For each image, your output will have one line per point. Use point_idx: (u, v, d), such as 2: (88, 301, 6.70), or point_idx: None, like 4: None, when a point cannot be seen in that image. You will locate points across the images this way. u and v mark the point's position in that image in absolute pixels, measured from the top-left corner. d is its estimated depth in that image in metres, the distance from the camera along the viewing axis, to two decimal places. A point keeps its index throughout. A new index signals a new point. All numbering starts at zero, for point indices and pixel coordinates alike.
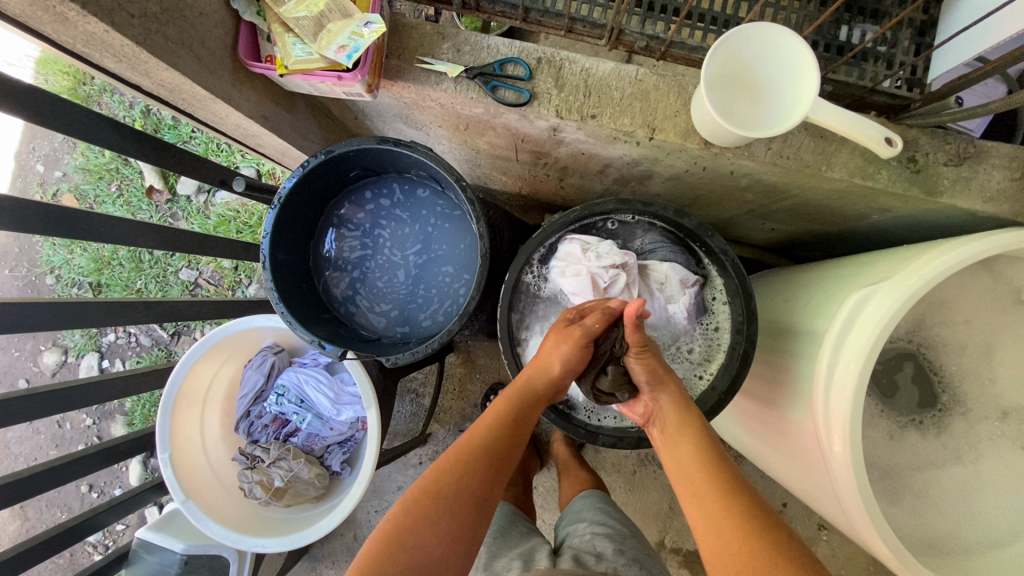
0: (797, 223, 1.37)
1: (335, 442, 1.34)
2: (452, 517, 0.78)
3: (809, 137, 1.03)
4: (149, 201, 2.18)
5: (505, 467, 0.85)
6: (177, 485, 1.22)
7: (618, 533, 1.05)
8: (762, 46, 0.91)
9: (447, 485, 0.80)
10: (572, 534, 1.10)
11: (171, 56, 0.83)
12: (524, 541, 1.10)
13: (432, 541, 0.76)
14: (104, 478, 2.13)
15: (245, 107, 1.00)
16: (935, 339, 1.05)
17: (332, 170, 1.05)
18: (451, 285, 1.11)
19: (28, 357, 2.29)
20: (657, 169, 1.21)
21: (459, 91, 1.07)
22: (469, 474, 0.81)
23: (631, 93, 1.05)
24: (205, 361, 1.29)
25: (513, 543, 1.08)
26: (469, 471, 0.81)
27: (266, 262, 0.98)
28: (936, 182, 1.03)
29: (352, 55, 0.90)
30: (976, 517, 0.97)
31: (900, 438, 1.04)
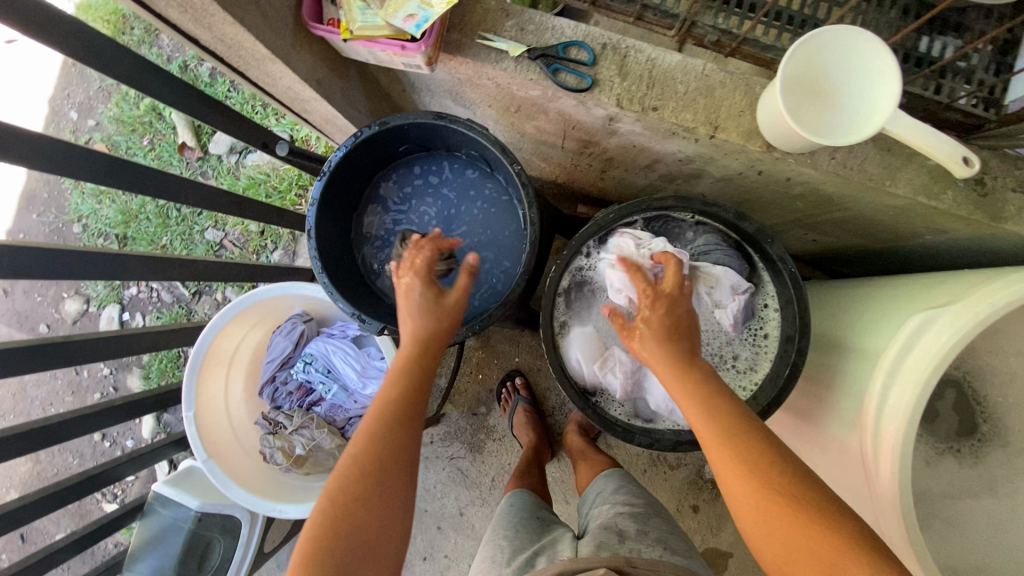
0: (842, 236, 1.35)
1: (356, 415, 1.34)
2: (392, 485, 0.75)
3: (876, 149, 1.00)
4: (179, 158, 2.17)
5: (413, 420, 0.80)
6: (200, 444, 1.23)
7: (643, 513, 1.03)
8: (840, 51, 0.88)
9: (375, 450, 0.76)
10: (596, 515, 1.09)
11: (238, 12, 0.81)
12: (546, 532, 1.09)
13: (370, 521, 0.72)
14: (117, 429, 2.16)
15: (302, 70, 0.98)
16: (983, 368, 1.03)
17: (384, 142, 1.03)
18: (493, 270, 1.09)
19: (50, 302, 2.30)
20: (709, 169, 1.18)
21: (518, 71, 1.04)
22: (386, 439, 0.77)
23: (695, 89, 1.02)
24: (235, 323, 1.29)
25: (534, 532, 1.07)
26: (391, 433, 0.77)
27: (311, 230, 0.97)
28: (1002, 208, 0.99)
29: (420, 25, 0.87)
30: (1005, 551, 0.96)
31: (937, 464, 1.03)
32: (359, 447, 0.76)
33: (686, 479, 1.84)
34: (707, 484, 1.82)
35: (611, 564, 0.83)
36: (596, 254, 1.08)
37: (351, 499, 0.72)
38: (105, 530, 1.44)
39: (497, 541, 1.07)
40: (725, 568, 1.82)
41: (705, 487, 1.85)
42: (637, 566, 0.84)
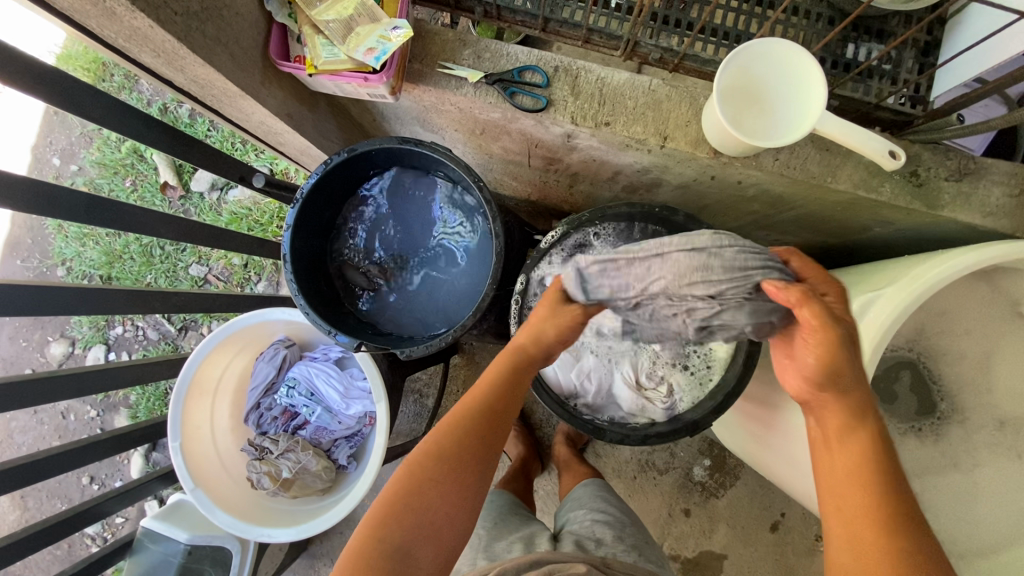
0: (800, 234, 1.41)
1: (342, 436, 1.36)
2: (456, 475, 0.81)
3: (815, 149, 1.07)
4: (162, 197, 2.22)
5: (497, 424, 0.86)
6: (187, 473, 1.24)
7: (618, 522, 1.07)
8: (768, 62, 0.96)
9: (450, 445, 0.83)
10: (570, 520, 1.12)
11: (208, 54, 0.85)
12: (524, 527, 1.11)
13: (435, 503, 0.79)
14: (106, 470, 2.14)
15: (272, 105, 1.03)
16: (934, 348, 1.08)
17: (353, 168, 1.08)
18: (465, 285, 1.14)
19: (35, 347, 2.31)
20: (666, 178, 1.25)
21: (478, 96, 1.11)
22: (466, 434, 0.84)
23: (644, 103, 1.09)
24: (218, 351, 1.31)
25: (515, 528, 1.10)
26: (465, 431, 0.84)
27: (287, 254, 1.01)
28: (937, 196, 1.06)
29: (380, 57, 0.93)
30: (972, 524, 1.00)
31: (899, 444, 1.07)
32: (426, 451, 0.82)
33: (676, 483, 1.86)
34: (696, 487, 1.85)
35: (590, 562, 0.88)
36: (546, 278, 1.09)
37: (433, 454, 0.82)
38: (92, 572, 1.42)
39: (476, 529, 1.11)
40: (720, 571, 1.83)
41: (695, 490, 1.87)
42: (613, 568, 0.89)
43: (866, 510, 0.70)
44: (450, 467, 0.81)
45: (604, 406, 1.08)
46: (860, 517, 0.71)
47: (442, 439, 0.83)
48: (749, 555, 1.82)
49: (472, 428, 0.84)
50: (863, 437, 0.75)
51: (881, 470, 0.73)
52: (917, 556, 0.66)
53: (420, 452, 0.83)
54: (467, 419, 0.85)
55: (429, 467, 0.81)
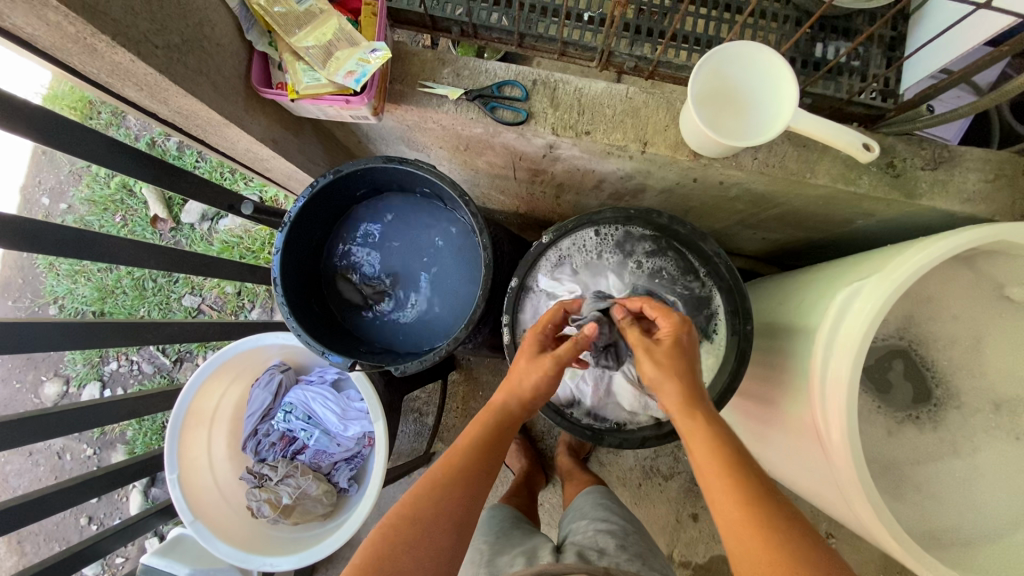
0: (786, 231, 1.43)
1: (341, 458, 1.35)
2: (432, 545, 0.76)
3: (793, 146, 1.09)
4: (153, 230, 2.23)
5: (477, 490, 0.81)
6: (186, 505, 1.23)
7: (621, 529, 1.06)
8: (739, 64, 0.98)
9: (426, 512, 0.77)
10: (574, 531, 1.11)
11: (190, 84, 0.86)
12: (528, 541, 1.10)
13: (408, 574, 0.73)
14: (105, 509, 2.11)
15: (256, 131, 1.04)
16: (925, 334, 1.08)
17: (339, 189, 1.10)
18: (456, 298, 1.14)
19: (29, 388, 2.29)
20: (650, 182, 1.27)
21: (459, 112, 1.13)
22: (442, 501, 0.78)
23: (622, 111, 1.11)
24: (213, 380, 1.31)
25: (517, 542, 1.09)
26: (443, 496, 0.79)
27: (276, 278, 1.01)
28: (915, 185, 1.08)
29: (360, 80, 0.95)
30: (976, 509, 0.99)
31: (898, 433, 1.06)
32: (398, 517, 0.77)
33: (682, 488, 1.85)
34: (702, 490, 1.83)
35: (592, 571, 0.88)
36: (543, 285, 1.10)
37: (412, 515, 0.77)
38: None
39: (479, 546, 1.10)
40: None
41: (701, 494, 1.85)
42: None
43: (744, 503, 0.70)
44: (424, 537, 0.76)
45: (603, 410, 1.07)
46: (736, 510, 0.70)
47: (416, 505, 0.78)
48: None
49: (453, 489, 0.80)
50: (706, 427, 0.76)
51: (739, 458, 0.73)
52: (814, 543, 0.67)
53: (393, 519, 0.77)
54: (444, 481, 0.80)
55: (400, 536, 0.76)
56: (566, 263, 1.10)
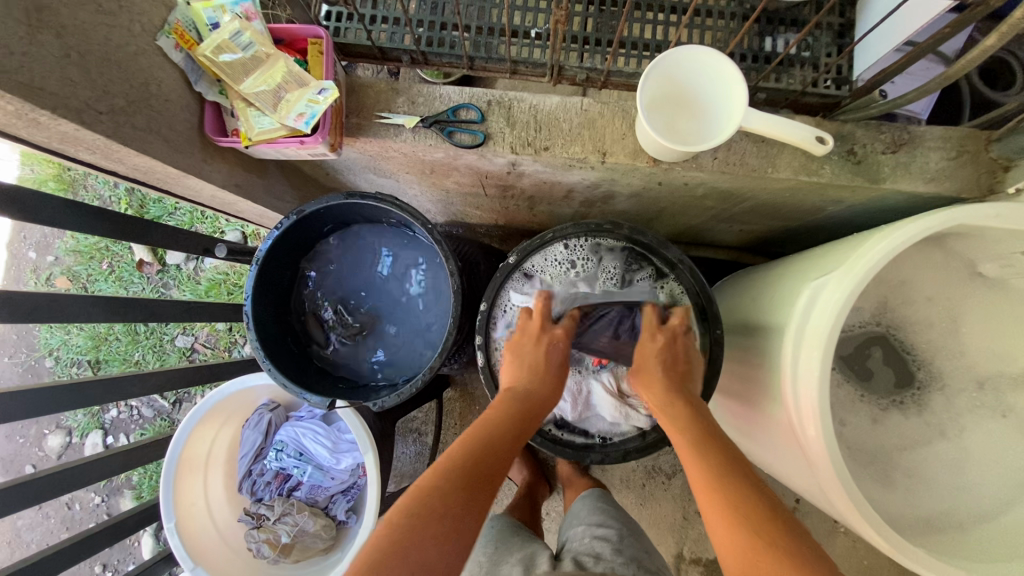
0: (761, 222, 1.42)
1: (338, 490, 1.36)
2: (466, 511, 0.77)
3: (751, 142, 1.08)
4: (140, 275, 2.24)
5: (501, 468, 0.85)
6: (185, 553, 1.24)
7: (616, 534, 1.06)
8: (689, 65, 0.99)
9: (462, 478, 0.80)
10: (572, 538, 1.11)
11: (141, 144, 0.87)
12: (527, 545, 1.10)
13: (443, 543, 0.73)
14: (117, 556, 2.12)
15: (217, 179, 1.05)
16: (903, 320, 1.08)
17: (305, 229, 1.10)
18: (431, 325, 1.15)
19: (33, 442, 2.30)
20: (617, 189, 1.27)
21: (417, 140, 1.13)
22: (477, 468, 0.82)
23: (578, 123, 1.11)
24: (203, 426, 1.32)
25: (518, 548, 1.09)
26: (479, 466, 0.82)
27: (249, 324, 1.02)
28: (877, 170, 1.07)
29: (310, 121, 0.96)
30: (967, 491, 0.99)
31: (884, 420, 1.06)
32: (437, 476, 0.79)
33: (685, 485, 1.84)
34: None
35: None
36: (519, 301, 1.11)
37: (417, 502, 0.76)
38: None
39: (479, 558, 1.10)
40: None
41: None
42: None
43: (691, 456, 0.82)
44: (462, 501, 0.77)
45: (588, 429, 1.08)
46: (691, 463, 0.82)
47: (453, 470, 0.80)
48: None
49: (463, 477, 0.80)
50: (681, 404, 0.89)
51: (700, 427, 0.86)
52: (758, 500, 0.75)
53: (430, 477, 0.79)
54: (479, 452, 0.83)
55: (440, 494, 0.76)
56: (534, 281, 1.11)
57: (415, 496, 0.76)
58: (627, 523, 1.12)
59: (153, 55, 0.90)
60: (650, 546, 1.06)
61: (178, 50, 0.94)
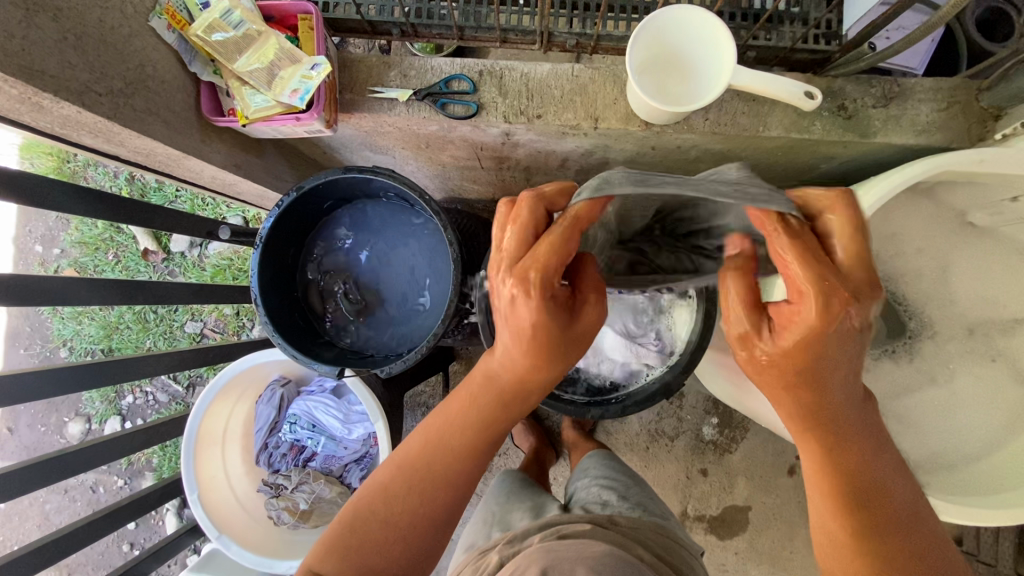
0: (756, 184, 1.43)
1: (351, 460, 1.41)
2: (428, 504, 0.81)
3: (742, 102, 1.09)
4: (146, 263, 2.28)
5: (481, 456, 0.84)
6: (209, 522, 1.30)
7: (621, 484, 1.11)
8: (676, 27, 0.99)
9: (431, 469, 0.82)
10: (579, 489, 1.16)
11: (141, 125, 0.89)
12: (536, 496, 1.15)
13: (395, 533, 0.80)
14: (144, 534, 2.21)
15: (217, 159, 1.07)
16: (894, 271, 1.11)
17: (305, 205, 1.13)
18: (436, 295, 1.18)
19: (54, 430, 2.38)
20: (611, 155, 1.28)
21: (412, 113, 1.14)
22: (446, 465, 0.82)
23: (570, 90, 1.12)
24: (218, 402, 1.36)
25: (527, 501, 1.13)
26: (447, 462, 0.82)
27: (257, 298, 1.05)
28: (868, 125, 1.08)
29: (304, 97, 0.97)
30: (956, 432, 1.02)
31: (876, 369, 1.09)
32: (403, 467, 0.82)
33: (689, 446, 1.89)
34: (709, 446, 1.87)
35: (595, 521, 0.94)
36: None
37: (372, 499, 0.82)
38: None
39: (491, 508, 1.13)
40: (747, 523, 1.85)
41: (708, 449, 1.90)
42: (620, 524, 0.95)
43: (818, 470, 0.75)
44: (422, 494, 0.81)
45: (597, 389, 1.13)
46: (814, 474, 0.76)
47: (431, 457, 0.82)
48: (773, 502, 1.85)
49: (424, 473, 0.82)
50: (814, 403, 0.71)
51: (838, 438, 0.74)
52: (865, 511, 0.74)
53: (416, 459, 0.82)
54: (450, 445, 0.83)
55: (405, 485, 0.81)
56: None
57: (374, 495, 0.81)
58: (629, 474, 1.17)
59: (147, 37, 0.92)
60: (653, 493, 1.12)
61: (170, 31, 0.96)
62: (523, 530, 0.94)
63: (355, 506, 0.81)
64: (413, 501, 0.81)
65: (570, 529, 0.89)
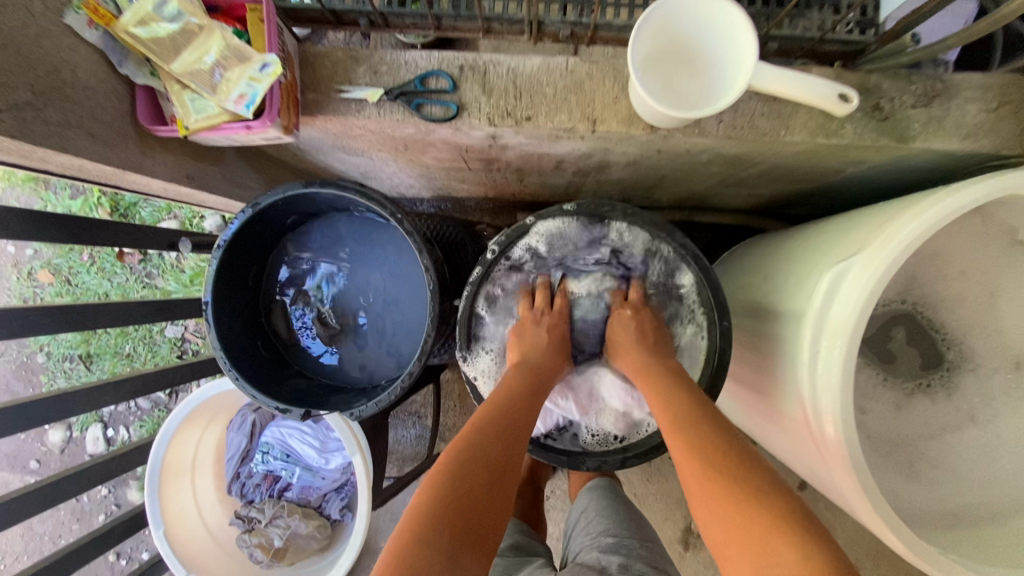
0: (773, 187, 1.29)
1: (330, 490, 1.31)
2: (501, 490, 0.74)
3: (762, 101, 0.95)
4: (122, 265, 2.16)
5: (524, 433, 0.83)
6: (177, 560, 1.20)
7: (624, 540, 0.99)
8: (688, 15, 0.84)
9: (495, 450, 0.77)
10: (576, 547, 1.05)
11: (58, 142, 0.76)
12: (529, 564, 1.04)
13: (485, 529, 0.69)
14: (130, 544, 2.14)
15: (162, 173, 0.94)
16: (931, 295, 0.98)
17: (265, 222, 1.00)
18: (414, 321, 1.06)
19: (35, 437, 2.30)
20: (612, 158, 1.14)
21: (384, 116, 1.00)
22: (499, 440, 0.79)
23: (564, 87, 0.97)
24: (184, 429, 1.26)
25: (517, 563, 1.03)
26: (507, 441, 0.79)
27: (210, 331, 0.93)
28: (906, 127, 0.94)
29: (252, 103, 0.84)
30: (1000, 481, 0.91)
31: (908, 405, 0.97)
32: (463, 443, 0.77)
33: None
34: None
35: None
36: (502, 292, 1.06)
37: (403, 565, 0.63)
38: None
39: None
40: None
41: None
42: None
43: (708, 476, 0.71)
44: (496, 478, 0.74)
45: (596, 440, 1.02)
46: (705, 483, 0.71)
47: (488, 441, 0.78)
48: None
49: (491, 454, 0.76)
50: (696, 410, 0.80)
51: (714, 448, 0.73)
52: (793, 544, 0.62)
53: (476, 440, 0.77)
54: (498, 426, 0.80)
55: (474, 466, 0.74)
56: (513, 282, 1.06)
57: (452, 480, 0.71)
58: (630, 521, 1.06)
59: (63, 36, 0.78)
60: (659, 550, 1.01)
61: (93, 28, 0.82)
62: None
63: (441, 495, 0.69)
64: (479, 502, 0.70)
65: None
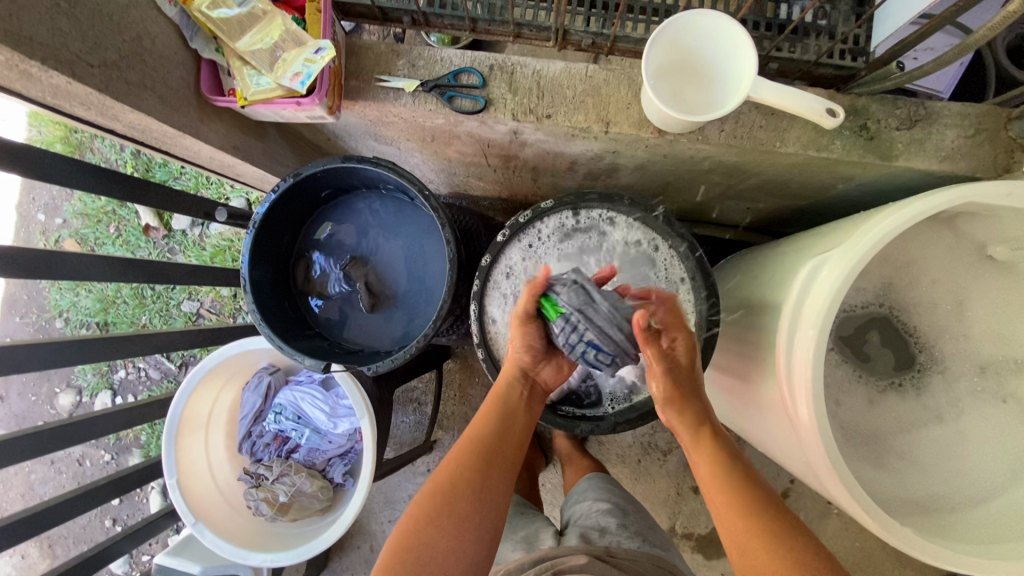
0: (770, 200, 1.38)
1: (335, 454, 1.39)
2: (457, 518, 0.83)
3: (760, 115, 1.05)
4: (146, 239, 2.25)
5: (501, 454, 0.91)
6: (187, 509, 1.27)
7: (619, 508, 1.09)
8: (696, 32, 0.95)
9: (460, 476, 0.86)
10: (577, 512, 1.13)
11: (134, 100, 0.86)
12: (530, 524, 1.12)
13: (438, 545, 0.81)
14: (127, 510, 2.19)
15: (214, 139, 1.04)
16: (907, 302, 1.06)
17: (303, 192, 1.10)
18: (430, 290, 1.16)
19: (45, 400, 2.36)
20: (622, 161, 1.24)
21: (417, 105, 1.11)
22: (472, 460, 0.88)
23: (582, 90, 1.08)
24: (204, 386, 1.33)
25: (520, 528, 1.10)
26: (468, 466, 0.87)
27: (247, 285, 1.02)
28: (890, 147, 1.04)
29: (306, 81, 0.94)
30: (963, 476, 0.97)
31: (881, 401, 1.05)
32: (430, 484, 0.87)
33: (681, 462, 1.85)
34: None
35: (591, 551, 0.90)
36: (508, 271, 1.13)
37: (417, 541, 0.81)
38: None
39: None
40: None
41: None
42: (617, 555, 0.91)
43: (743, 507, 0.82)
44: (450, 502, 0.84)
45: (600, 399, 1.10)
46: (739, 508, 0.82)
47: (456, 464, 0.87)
48: None
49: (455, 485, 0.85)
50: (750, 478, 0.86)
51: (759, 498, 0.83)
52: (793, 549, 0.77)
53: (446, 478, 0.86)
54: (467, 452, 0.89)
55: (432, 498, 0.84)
56: (522, 268, 1.12)
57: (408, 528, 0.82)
58: (626, 497, 1.15)
59: (147, 9, 0.90)
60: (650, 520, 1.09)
61: (173, 5, 0.93)
62: (518, 563, 0.90)
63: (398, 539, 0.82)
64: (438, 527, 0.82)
65: (567, 565, 0.86)
